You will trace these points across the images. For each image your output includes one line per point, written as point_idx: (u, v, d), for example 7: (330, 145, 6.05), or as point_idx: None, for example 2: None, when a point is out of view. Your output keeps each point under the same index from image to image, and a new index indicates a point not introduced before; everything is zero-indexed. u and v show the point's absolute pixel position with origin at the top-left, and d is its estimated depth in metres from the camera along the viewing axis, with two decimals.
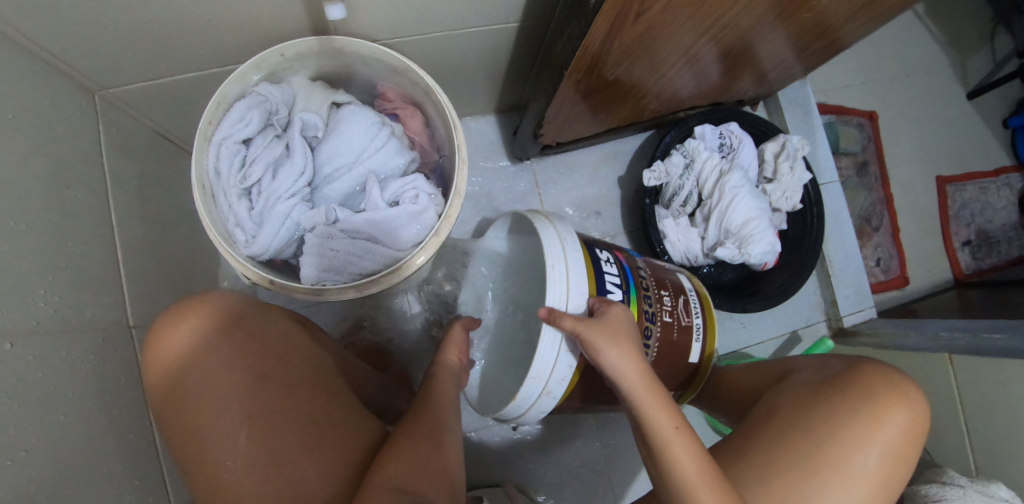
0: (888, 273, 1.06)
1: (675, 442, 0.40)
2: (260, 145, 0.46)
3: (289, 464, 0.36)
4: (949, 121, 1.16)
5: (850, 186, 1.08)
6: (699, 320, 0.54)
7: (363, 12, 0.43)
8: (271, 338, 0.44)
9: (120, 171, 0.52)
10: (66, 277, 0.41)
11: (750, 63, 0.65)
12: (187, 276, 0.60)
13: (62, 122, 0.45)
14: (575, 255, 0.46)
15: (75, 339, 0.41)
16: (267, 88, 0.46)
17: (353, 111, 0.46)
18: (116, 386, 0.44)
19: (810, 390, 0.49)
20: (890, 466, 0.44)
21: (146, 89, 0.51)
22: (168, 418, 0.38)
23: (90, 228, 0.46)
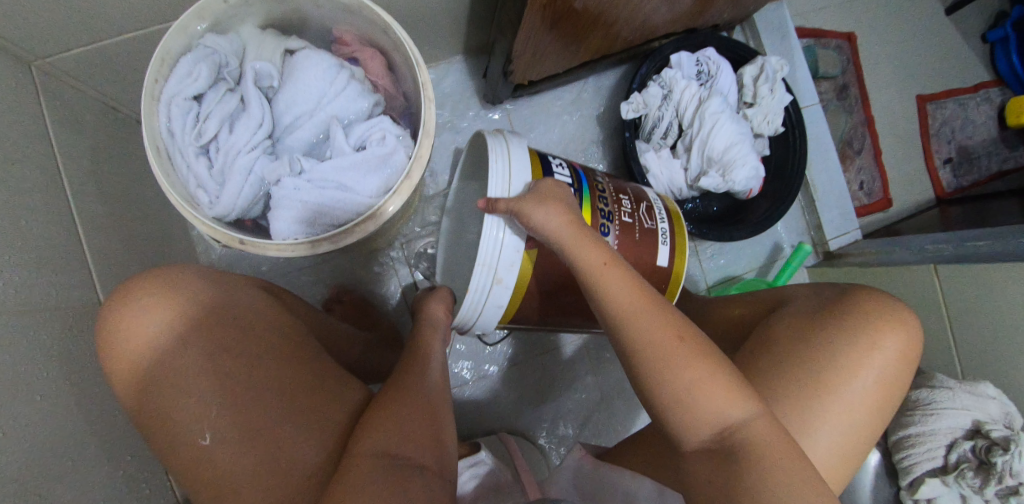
0: (871, 196, 1.06)
1: (605, 275, 0.41)
2: (213, 99, 0.43)
3: (279, 436, 0.36)
4: (928, 37, 1.14)
5: (831, 110, 1.06)
6: (665, 225, 0.52)
7: None
8: (237, 305, 0.41)
9: (71, 147, 0.49)
10: (23, 256, 0.39)
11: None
12: (157, 252, 0.58)
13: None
14: (517, 151, 0.48)
15: (43, 319, 0.39)
16: (213, 38, 0.43)
17: (309, 56, 0.44)
18: (97, 364, 0.43)
19: (811, 314, 0.48)
20: (885, 389, 0.45)
21: (85, 55, 0.48)
22: (135, 396, 0.36)
23: (44, 205, 0.43)
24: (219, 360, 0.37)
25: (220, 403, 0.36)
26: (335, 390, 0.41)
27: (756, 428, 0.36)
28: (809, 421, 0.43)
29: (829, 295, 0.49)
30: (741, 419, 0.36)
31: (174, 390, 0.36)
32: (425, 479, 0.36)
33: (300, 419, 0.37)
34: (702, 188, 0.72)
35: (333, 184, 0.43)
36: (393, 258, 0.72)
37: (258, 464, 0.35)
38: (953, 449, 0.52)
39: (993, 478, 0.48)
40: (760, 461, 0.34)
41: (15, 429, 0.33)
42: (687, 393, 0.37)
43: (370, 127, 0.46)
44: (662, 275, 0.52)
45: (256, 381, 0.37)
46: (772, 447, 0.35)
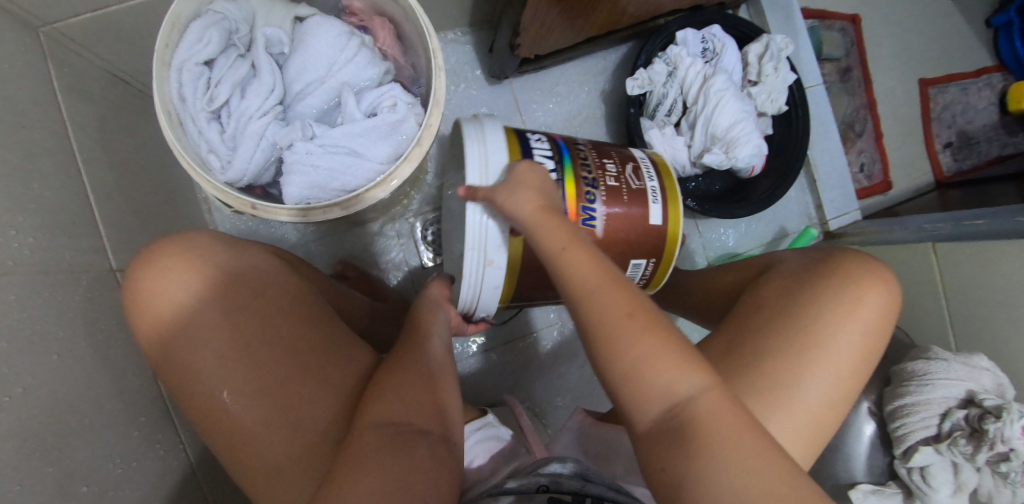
0: (871, 179, 1.07)
1: (567, 254, 0.40)
2: (223, 64, 0.43)
3: (295, 390, 0.37)
4: (933, 21, 1.13)
5: (834, 92, 1.07)
6: (654, 183, 0.52)
7: None
8: (253, 267, 0.42)
9: (79, 113, 0.49)
10: (38, 217, 0.40)
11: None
12: (164, 222, 0.58)
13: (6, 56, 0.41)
14: (492, 131, 0.48)
15: (60, 280, 0.40)
16: (223, 3, 0.43)
17: (318, 22, 0.44)
18: (112, 326, 0.43)
19: (795, 278, 0.49)
20: (870, 341, 0.46)
21: (93, 21, 0.48)
22: (159, 352, 0.37)
23: (56, 169, 0.43)
24: (235, 316, 0.38)
25: (237, 357, 0.37)
26: (348, 352, 0.42)
27: (704, 401, 0.34)
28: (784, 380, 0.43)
29: (812, 258, 0.51)
30: (686, 395, 0.34)
31: (196, 344, 0.37)
32: (435, 445, 0.37)
33: (309, 375, 0.38)
34: (705, 165, 0.73)
35: (344, 150, 0.44)
36: (398, 232, 0.73)
37: (276, 420, 0.36)
38: (947, 418, 0.53)
39: (985, 445, 0.50)
40: (705, 439, 0.32)
41: (35, 384, 0.33)
42: (631, 369, 0.35)
43: (380, 94, 0.46)
44: (657, 235, 0.52)
45: (271, 337, 0.38)
46: (718, 420, 0.33)
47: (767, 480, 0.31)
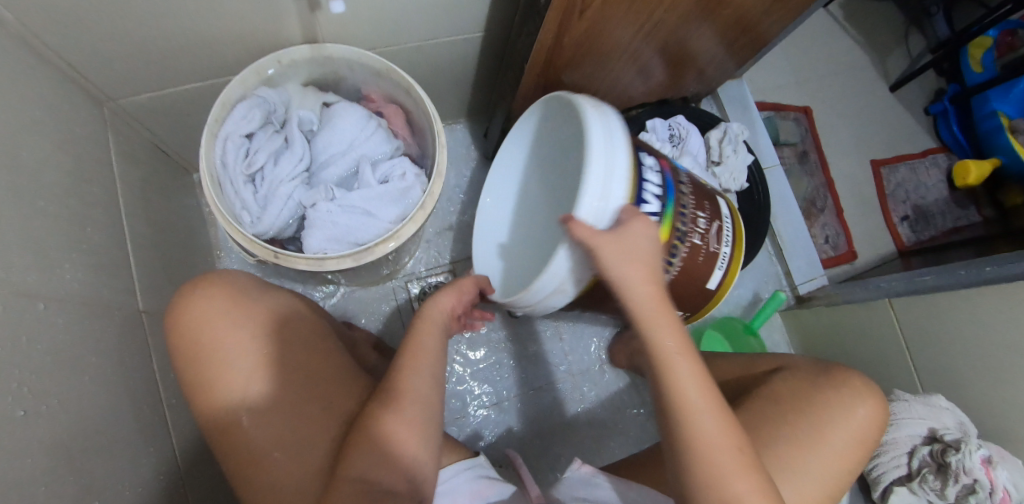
0: (837, 249, 1.15)
1: (678, 354, 0.43)
2: (262, 138, 0.52)
3: (310, 414, 0.44)
4: (877, 111, 1.29)
5: (794, 174, 1.19)
6: (726, 250, 0.58)
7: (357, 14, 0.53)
8: (279, 307, 0.48)
9: (128, 175, 0.57)
10: (86, 260, 0.46)
11: (692, 52, 0.78)
12: (185, 275, 0.64)
13: (79, 127, 0.50)
14: (619, 154, 0.46)
15: (97, 315, 0.45)
16: (265, 90, 0.52)
17: (344, 106, 0.54)
18: (132, 359, 0.48)
19: (804, 380, 0.51)
20: (856, 448, 0.48)
21: (149, 103, 0.58)
22: (189, 368, 0.44)
23: (104, 220, 0.50)
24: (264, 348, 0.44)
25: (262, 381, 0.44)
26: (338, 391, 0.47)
27: None
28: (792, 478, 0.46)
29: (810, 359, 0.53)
30: None
31: (221, 366, 0.43)
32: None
33: (320, 401, 0.45)
34: None
35: (361, 211, 0.51)
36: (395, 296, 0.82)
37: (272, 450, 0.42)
38: (914, 455, 0.57)
39: (950, 478, 0.53)
40: None
41: (64, 400, 0.37)
42: (719, 476, 0.39)
43: (392, 166, 0.54)
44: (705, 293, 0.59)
45: (292, 367, 0.45)
46: None
47: None
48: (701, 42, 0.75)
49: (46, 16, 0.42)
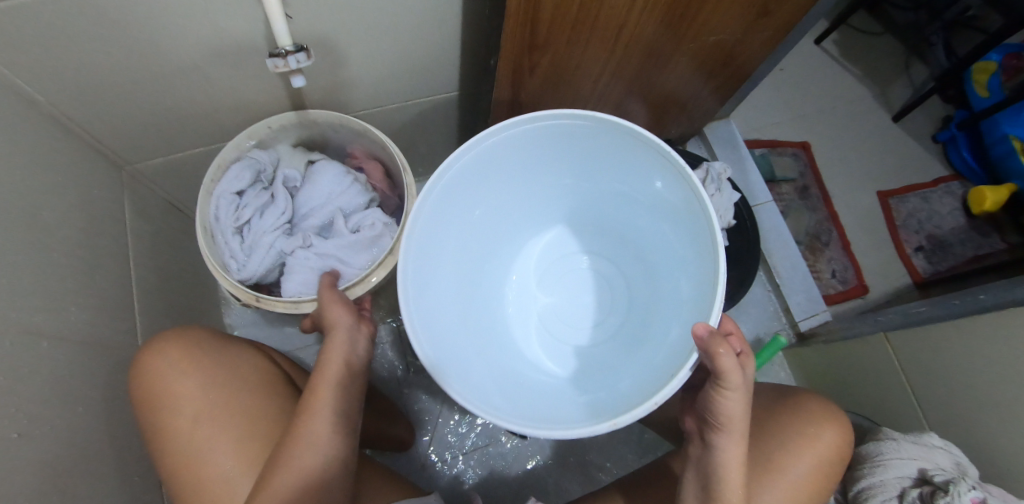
0: (846, 283, 1.12)
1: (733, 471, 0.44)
2: (251, 193, 0.58)
3: (251, 453, 0.48)
4: (881, 141, 1.28)
5: (794, 208, 1.17)
6: None
7: (345, 74, 0.62)
8: (231, 358, 0.52)
9: (140, 227, 0.64)
10: (92, 302, 0.52)
11: (669, 93, 0.84)
12: (188, 316, 0.71)
13: (98, 188, 0.58)
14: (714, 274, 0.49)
15: (95, 352, 0.51)
16: (257, 151, 0.59)
17: (325, 165, 0.60)
18: (123, 391, 0.53)
19: (764, 412, 0.53)
20: (817, 474, 0.49)
21: (161, 164, 0.66)
22: (147, 419, 0.49)
23: (113, 267, 0.57)
24: (213, 393, 0.49)
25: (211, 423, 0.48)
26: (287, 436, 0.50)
27: None
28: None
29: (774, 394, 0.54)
30: None
31: (170, 413, 0.48)
32: None
33: (262, 441, 0.49)
34: None
35: (336, 260, 0.56)
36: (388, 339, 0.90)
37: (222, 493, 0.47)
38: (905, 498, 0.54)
39: None
40: None
41: (56, 425, 0.43)
42: None
43: (365, 216, 0.59)
44: None
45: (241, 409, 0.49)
46: None
47: None
48: (675, 80, 0.80)
49: (72, 96, 0.52)
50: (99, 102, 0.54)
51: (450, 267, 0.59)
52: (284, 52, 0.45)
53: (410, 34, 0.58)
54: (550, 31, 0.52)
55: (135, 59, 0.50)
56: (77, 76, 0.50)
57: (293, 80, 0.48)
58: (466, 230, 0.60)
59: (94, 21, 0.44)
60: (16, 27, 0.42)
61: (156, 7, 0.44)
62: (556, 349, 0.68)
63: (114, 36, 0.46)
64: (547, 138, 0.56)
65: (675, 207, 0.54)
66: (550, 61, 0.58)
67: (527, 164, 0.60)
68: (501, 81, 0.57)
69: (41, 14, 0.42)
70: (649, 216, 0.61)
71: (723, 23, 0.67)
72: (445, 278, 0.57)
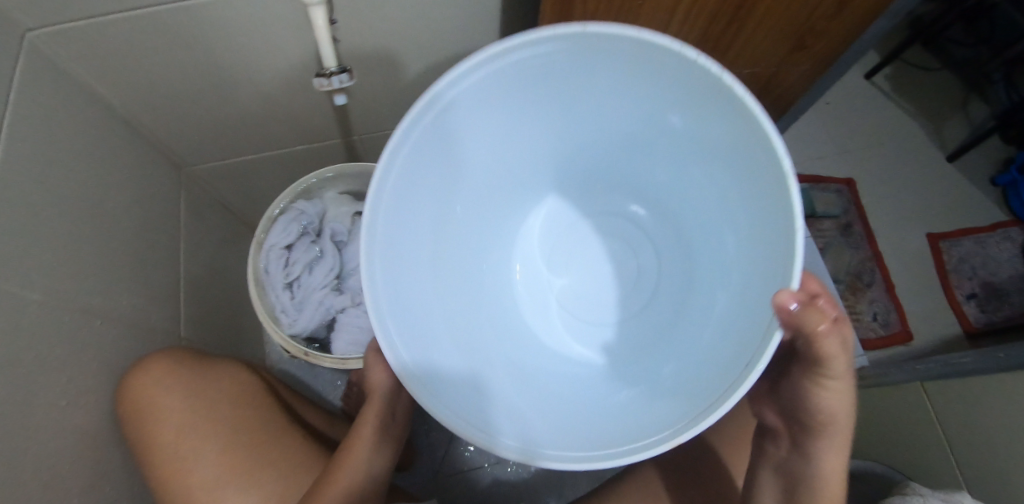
0: (888, 328, 1.06)
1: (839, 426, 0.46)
2: (302, 249, 0.66)
3: (235, 457, 0.54)
4: (934, 181, 1.22)
5: (835, 246, 1.13)
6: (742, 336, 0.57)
7: (386, 92, 0.66)
8: (215, 377, 0.58)
9: (192, 224, 0.70)
10: (142, 288, 0.58)
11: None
12: (226, 309, 0.76)
13: (159, 186, 0.64)
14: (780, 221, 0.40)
15: (134, 334, 0.56)
16: (305, 206, 0.66)
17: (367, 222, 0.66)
18: None
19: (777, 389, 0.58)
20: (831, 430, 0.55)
21: (216, 168, 0.72)
22: (131, 428, 0.52)
23: (165, 258, 0.63)
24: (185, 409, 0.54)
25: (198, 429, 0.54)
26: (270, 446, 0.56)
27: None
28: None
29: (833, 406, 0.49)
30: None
31: (155, 423, 0.53)
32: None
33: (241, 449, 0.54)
34: None
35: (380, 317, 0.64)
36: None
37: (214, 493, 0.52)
38: None
39: None
40: None
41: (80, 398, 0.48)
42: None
43: None
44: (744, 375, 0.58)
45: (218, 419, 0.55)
46: None
47: None
48: None
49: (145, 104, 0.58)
50: (163, 109, 0.60)
51: (433, 260, 0.55)
52: (329, 72, 0.49)
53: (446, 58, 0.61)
54: None
55: (196, 70, 0.55)
56: (146, 82, 0.56)
57: (336, 98, 0.52)
58: (447, 213, 0.57)
59: (161, 35, 0.50)
60: (97, 36, 0.49)
61: (215, 23, 0.49)
62: (575, 327, 0.69)
63: (178, 50, 0.52)
64: (512, 94, 0.50)
65: (717, 145, 0.48)
66: None
67: (506, 117, 0.53)
68: None
69: (118, 26, 0.48)
70: (675, 153, 0.57)
71: (758, 55, 0.67)
72: (435, 273, 0.55)
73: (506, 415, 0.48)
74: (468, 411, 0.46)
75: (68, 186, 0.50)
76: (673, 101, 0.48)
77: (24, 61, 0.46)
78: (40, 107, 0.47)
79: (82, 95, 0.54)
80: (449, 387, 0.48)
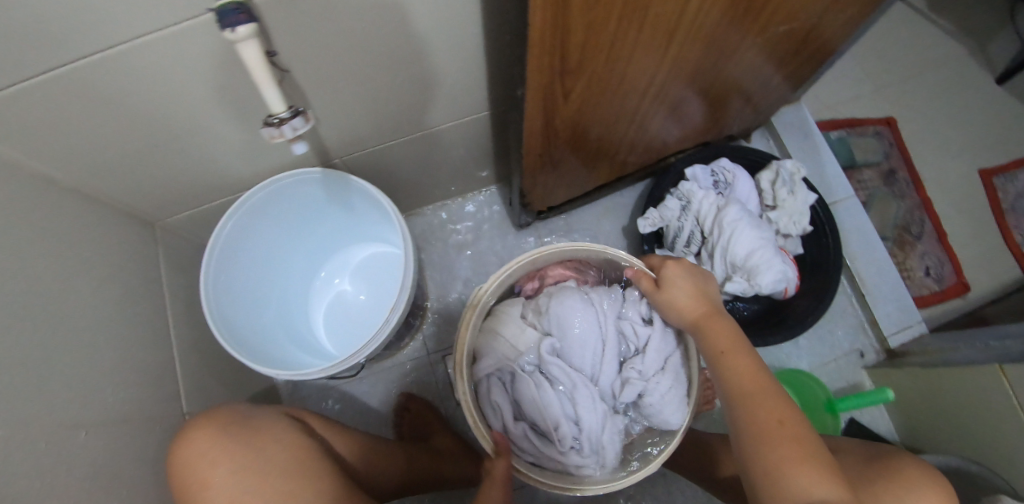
0: (942, 282, 0.97)
1: (729, 351, 0.50)
2: (522, 390, 0.56)
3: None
4: (982, 109, 1.09)
5: (878, 197, 1.03)
6: None
7: (356, 116, 0.58)
8: (261, 427, 0.53)
9: (175, 284, 0.65)
10: (130, 373, 0.53)
11: (732, 88, 0.73)
12: (231, 367, 0.72)
13: (122, 253, 0.58)
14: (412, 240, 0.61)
15: (134, 427, 0.52)
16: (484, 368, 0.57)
17: (557, 301, 0.58)
18: (160, 453, 0.54)
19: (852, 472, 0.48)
20: None
21: (192, 217, 0.66)
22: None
23: (147, 328, 0.58)
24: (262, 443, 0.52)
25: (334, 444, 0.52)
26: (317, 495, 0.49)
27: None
28: (771, 443, 0.43)
29: (876, 454, 0.50)
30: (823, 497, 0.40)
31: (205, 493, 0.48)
32: None
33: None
34: (730, 291, 0.77)
35: (664, 366, 0.57)
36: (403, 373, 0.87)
37: None
38: None
39: None
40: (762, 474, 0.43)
41: None
42: (771, 458, 0.43)
43: (635, 304, 0.60)
44: (713, 345, 0.51)
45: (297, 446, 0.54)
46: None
47: (790, 462, 0.42)
48: (738, 77, 0.69)
49: (90, 168, 0.51)
50: (121, 171, 0.53)
51: (273, 286, 0.72)
52: (278, 119, 0.38)
53: (422, 64, 0.52)
54: (585, 55, 0.45)
55: (144, 125, 0.48)
56: (94, 147, 0.48)
57: (293, 147, 0.41)
58: (267, 275, 0.70)
59: (89, 94, 0.41)
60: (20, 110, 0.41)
61: (152, 78, 0.42)
62: (366, 289, 0.80)
63: (126, 108, 0.44)
64: (313, 230, 0.74)
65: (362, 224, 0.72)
66: (586, 83, 0.50)
67: (306, 238, 0.74)
68: (530, 112, 0.50)
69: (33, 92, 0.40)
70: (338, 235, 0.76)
71: (796, 8, 0.56)
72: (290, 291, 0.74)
73: (287, 338, 0.71)
74: (267, 332, 0.68)
75: (18, 286, 0.44)
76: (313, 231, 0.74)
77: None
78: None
79: (20, 178, 0.47)
80: (290, 348, 0.70)
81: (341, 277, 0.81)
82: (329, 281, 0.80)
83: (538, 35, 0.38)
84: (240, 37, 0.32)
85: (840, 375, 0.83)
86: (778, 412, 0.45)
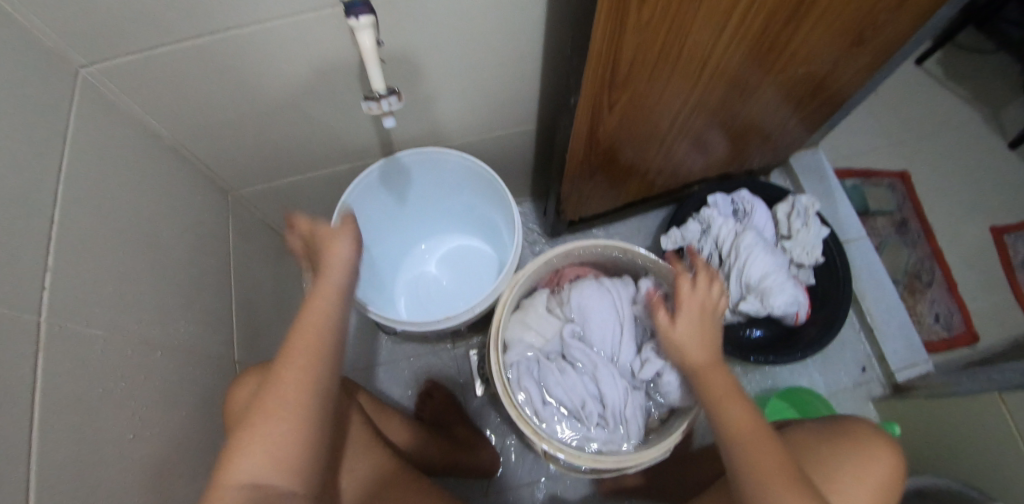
0: (951, 330, 1.00)
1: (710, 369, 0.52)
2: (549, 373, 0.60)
3: None
4: (993, 171, 1.14)
5: (891, 243, 1.08)
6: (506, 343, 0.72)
7: (421, 112, 0.66)
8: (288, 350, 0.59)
9: (239, 248, 0.72)
10: (198, 314, 0.60)
11: (756, 125, 0.80)
12: (273, 333, 0.78)
13: (204, 211, 0.66)
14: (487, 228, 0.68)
15: (197, 362, 0.58)
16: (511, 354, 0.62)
17: (577, 293, 0.63)
18: (213, 390, 0.60)
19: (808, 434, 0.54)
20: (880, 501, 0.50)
21: (262, 191, 0.74)
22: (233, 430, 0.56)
23: (215, 279, 0.65)
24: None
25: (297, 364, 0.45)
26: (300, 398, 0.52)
27: None
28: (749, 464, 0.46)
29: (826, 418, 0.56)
30: None
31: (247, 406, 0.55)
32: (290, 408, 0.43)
33: (286, 374, 0.44)
34: (744, 311, 0.82)
35: None
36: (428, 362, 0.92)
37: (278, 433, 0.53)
38: None
39: None
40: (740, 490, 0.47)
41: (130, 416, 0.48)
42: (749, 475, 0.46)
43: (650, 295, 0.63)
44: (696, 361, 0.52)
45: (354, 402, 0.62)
46: None
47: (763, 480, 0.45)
48: (762, 112, 0.76)
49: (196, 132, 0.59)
50: (219, 138, 0.62)
51: (383, 246, 0.82)
52: (379, 95, 0.45)
53: (486, 72, 0.60)
54: (631, 70, 0.52)
55: (249, 98, 0.56)
56: (204, 113, 0.57)
57: (384, 120, 0.48)
58: (382, 233, 0.80)
59: (217, 62, 0.50)
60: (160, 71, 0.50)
61: (269, 57, 0.50)
62: (452, 274, 0.88)
63: (241, 80, 0.53)
64: (432, 209, 0.84)
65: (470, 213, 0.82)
66: (629, 98, 0.57)
67: (428, 214, 0.85)
68: (578, 119, 0.57)
69: (168, 57, 0.49)
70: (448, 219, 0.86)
71: (817, 51, 0.63)
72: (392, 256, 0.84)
73: (376, 290, 0.80)
74: (368, 277, 0.78)
75: (129, 219, 0.51)
76: (432, 210, 0.84)
77: (80, 97, 0.48)
78: (94, 143, 0.49)
79: (141, 132, 0.56)
80: (376, 297, 0.79)
81: (430, 259, 0.90)
82: (422, 262, 0.90)
83: (596, 47, 0.46)
84: (360, 24, 0.40)
85: (847, 405, 0.85)
86: (753, 432, 0.48)
